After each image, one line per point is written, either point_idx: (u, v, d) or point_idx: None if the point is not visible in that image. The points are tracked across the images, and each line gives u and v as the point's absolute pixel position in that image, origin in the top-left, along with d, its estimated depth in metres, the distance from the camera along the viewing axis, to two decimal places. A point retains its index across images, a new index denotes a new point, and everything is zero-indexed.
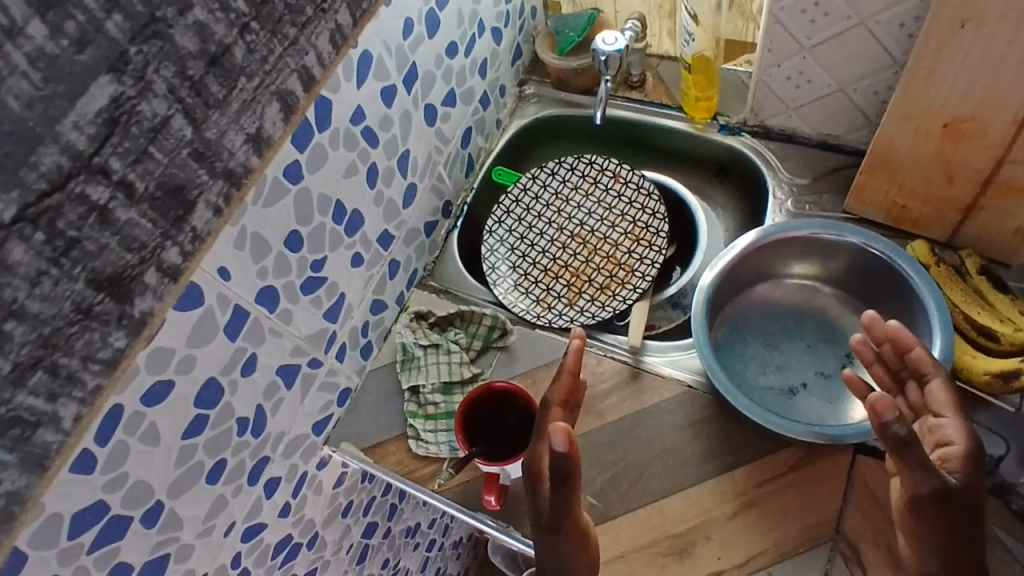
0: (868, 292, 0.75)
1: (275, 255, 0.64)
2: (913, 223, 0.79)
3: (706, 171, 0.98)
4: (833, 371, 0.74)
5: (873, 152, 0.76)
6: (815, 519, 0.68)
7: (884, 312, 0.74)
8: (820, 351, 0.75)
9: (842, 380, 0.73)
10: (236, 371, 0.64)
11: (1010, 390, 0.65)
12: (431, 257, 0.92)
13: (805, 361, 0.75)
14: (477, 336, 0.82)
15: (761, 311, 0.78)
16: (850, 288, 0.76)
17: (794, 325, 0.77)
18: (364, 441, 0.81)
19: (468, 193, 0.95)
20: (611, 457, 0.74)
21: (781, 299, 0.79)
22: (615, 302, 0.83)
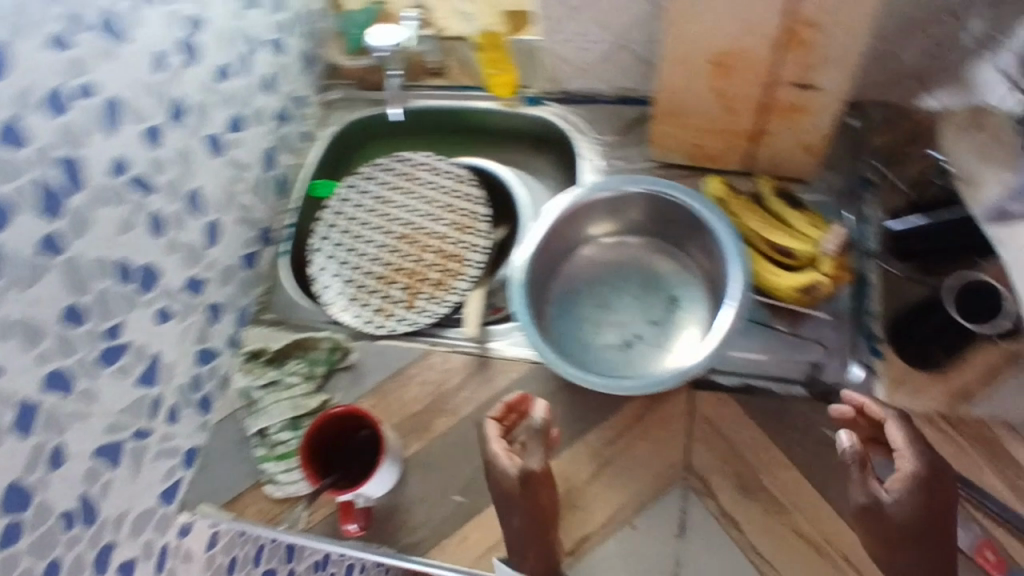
0: (678, 235, 0.78)
1: (54, 336, 0.59)
2: (712, 159, 0.82)
3: (526, 143, 0.97)
4: (661, 317, 0.76)
5: (660, 100, 0.77)
6: (665, 463, 0.71)
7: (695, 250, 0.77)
8: (647, 300, 0.78)
9: (670, 324, 0.76)
10: (42, 468, 0.59)
11: (815, 301, 0.68)
12: (261, 290, 0.88)
13: (636, 312, 0.77)
14: (318, 362, 0.79)
15: (590, 273, 0.79)
16: (663, 235, 0.79)
17: (620, 280, 0.79)
18: (221, 497, 0.77)
19: (289, 215, 0.90)
20: (470, 451, 0.74)
21: (605, 257, 0.80)
22: (452, 296, 0.82)
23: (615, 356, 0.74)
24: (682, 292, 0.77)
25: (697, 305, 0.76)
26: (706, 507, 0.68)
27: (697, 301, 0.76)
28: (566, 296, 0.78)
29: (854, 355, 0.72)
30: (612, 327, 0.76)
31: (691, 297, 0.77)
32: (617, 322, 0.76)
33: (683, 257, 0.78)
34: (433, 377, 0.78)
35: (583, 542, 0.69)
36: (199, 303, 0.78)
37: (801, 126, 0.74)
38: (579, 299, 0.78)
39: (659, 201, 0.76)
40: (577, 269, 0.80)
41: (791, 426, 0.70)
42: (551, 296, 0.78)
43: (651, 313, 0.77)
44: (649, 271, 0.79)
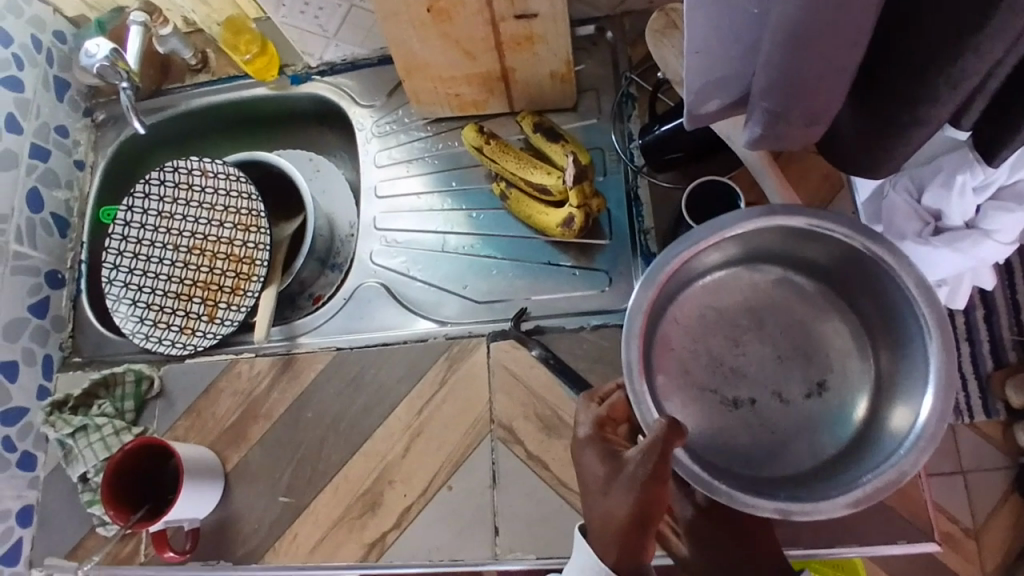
0: (840, 278, 0.59)
1: None
2: (474, 105, 0.80)
3: (311, 122, 0.94)
4: (795, 395, 0.59)
5: (397, 57, 0.73)
6: (471, 419, 0.71)
7: (830, 300, 0.61)
8: (785, 365, 0.60)
9: (825, 398, 0.59)
10: None
11: (575, 233, 0.69)
12: (66, 333, 0.86)
13: (768, 376, 0.60)
14: (126, 397, 0.78)
15: (703, 320, 0.61)
16: (827, 270, 0.60)
17: (748, 318, 0.61)
18: (62, 549, 0.77)
19: (77, 250, 0.88)
20: (289, 451, 0.74)
21: (695, 311, 0.61)
22: (247, 300, 0.80)
23: (722, 415, 0.59)
24: (846, 330, 0.60)
25: (843, 381, 0.59)
26: (514, 454, 0.70)
27: (851, 354, 0.59)
28: (683, 364, 0.60)
29: (635, 276, 0.73)
30: (732, 377, 0.60)
31: (842, 382, 0.59)
32: (733, 378, 0.60)
33: (856, 264, 0.57)
34: (243, 385, 0.77)
35: (404, 515, 0.70)
36: None
37: (538, 54, 0.73)
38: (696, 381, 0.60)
39: (846, 256, 0.57)
40: (682, 326, 0.61)
41: (585, 357, 0.71)
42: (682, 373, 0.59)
43: (788, 385, 0.59)
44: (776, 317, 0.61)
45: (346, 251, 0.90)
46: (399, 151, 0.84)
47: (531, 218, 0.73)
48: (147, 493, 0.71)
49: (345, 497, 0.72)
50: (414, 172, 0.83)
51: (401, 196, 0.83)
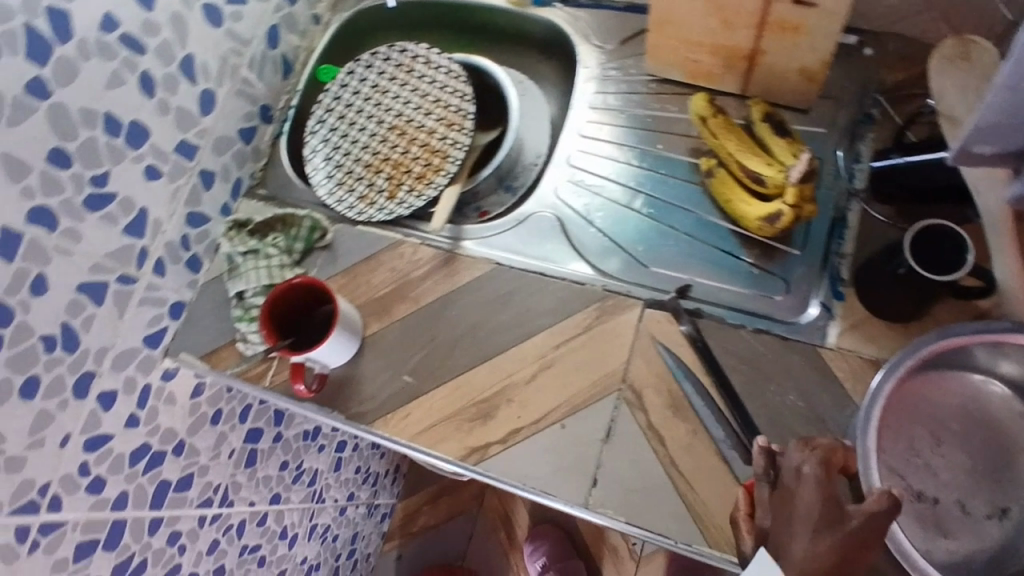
0: None
1: (38, 174, 0.65)
2: (707, 78, 0.79)
3: (534, 47, 0.95)
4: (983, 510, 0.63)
5: (655, 6, 0.74)
6: (604, 371, 0.72)
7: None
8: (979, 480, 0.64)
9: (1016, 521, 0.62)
10: (24, 292, 0.66)
11: (776, 231, 0.68)
12: (259, 165, 0.91)
13: (958, 484, 0.63)
14: (298, 239, 0.83)
15: (913, 411, 0.66)
16: None
17: (956, 429, 0.65)
18: (199, 350, 0.84)
19: (290, 95, 0.94)
20: (423, 339, 0.78)
21: (916, 404, 0.66)
22: (430, 190, 0.84)
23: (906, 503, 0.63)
24: None
25: None
26: (635, 420, 0.69)
27: None
28: (886, 444, 0.65)
29: (815, 295, 0.71)
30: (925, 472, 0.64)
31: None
32: (927, 474, 0.64)
33: None
34: (402, 265, 0.81)
35: (511, 434, 0.72)
36: (191, 168, 0.81)
37: (798, 45, 0.71)
38: (892, 463, 0.64)
39: None
40: (896, 411, 0.66)
41: (735, 354, 0.70)
42: (882, 452, 0.64)
43: (973, 500, 0.63)
44: (985, 435, 0.65)
45: (525, 176, 0.90)
46: (615, 98, 0.84)
47: (732, 203, 0.72)
48: (297, 326, 0.76)
49: (461, 398, 0.74)
50: (622, 123, 0.83)
51: (607, 145, 0.82)
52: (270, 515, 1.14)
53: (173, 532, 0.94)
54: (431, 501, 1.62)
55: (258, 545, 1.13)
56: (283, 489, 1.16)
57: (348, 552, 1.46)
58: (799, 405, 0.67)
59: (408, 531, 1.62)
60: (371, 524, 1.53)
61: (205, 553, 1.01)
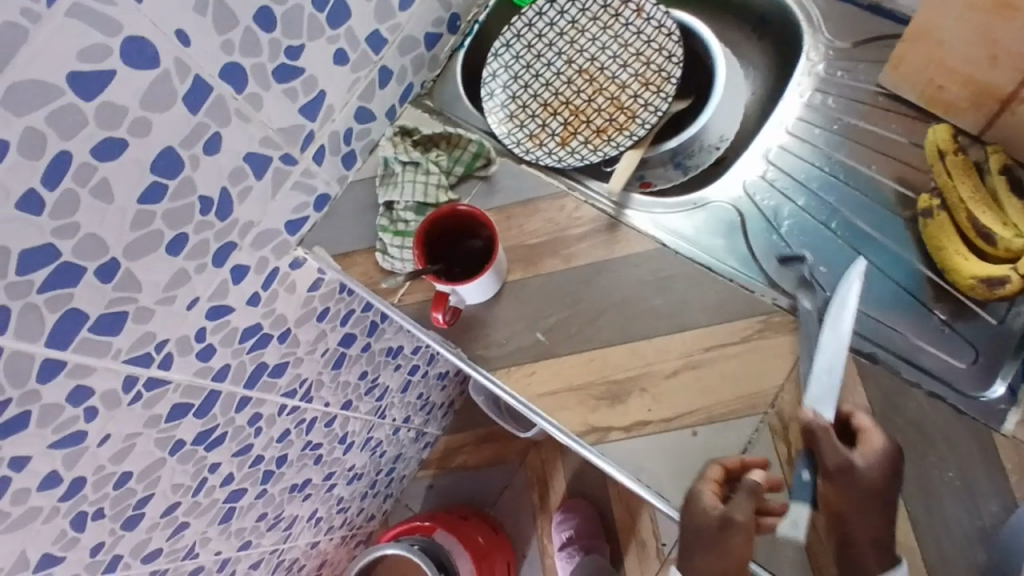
0: None
1: (242, 30, 0.62)
2: (943, 108, 0.71)
3: (745, 19, 0.86)
4: None
5: (918, 16, 0.65)
6: (752, 390, 0.67)
7: None
8: None
9: None
10: (198, 148, 0.64)
11: (991, 297, 0.62)
12: (432, 74, 0.87)
13: None
14: (459, 162, 0.80)
15: None
16: None
17: None
18: (336, 248, 0.82)
19: (480, 11, 0.87)
20: (566, 301, 0.74)
21: None
22: (608, 148, 0.79)
23: None
24: None
25: None
26: (773, 449, 0.66)
27: None
28: None
29: (1003, 375, 0.65)
30: None
31: None
32: None
33: None
34: (561, 219, 0.77)
35: (636, 423, 0.69)
36: (375, 62, 0.77)
37: None
38: None
39: None
40: None
41: (898, 410, 0.65)
42: None
43: None
44: None
45: (700, 158, 0.83)
46: (836, 100, 0.75)
47: (943, 252, 0.65)
48: (448, 252, 0.73)
49: (593, 373, 0.71)
50: (833, 131, 0.74)
51: (815, 147, 0.75)
52: (338, 419, 1.15)
53: (256, 413, 0.94)
54: (475, 443, 1.61)
55: (319, 443, 1.14)
56: (355, 397, 1.16)
57: (389, 470, 1.47)
58: (957, 483, 0.63)
59: (445, 464, 1.63)
60: (415, 448, 1.54)
61: (276, 439, 1.02)
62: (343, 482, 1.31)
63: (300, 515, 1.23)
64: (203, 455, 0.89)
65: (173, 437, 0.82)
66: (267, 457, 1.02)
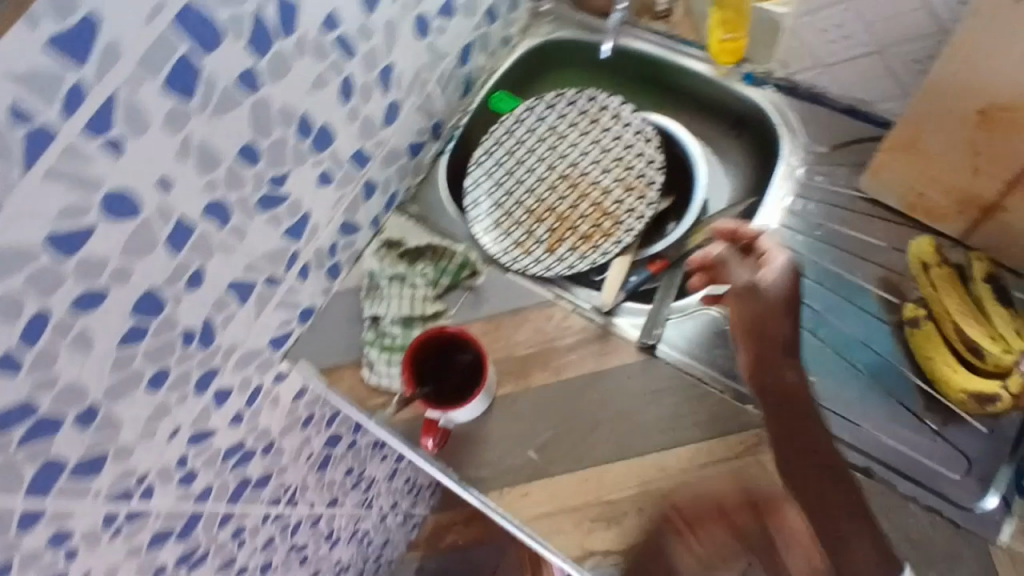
0: None
1: (226, 168, 0.62)
2: (927, 213, 0.72)
3: (724, 122, 0.87)
4: None
5: (900, 128, 0.68)
6: (749, 509, 0.67)
7: None
8: None
9: None
10: (181, 284, 0.63)
11: (983, 412, 0.62)
12: (415, 179, 0.87)
13: None
14: (446, 272, 0.80)
15: None
16: None
17: None
18: (319, 362, 0.80)
19: (463, 115, 0.89)
20: (560, 415, 0.73)
21: None
22: (595, 255, 0.79)
23: None
24: None
25: None
26: None
27: None
28: None
29: (996, 487, 0.64)
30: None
31: None
32: None
33: None
34: (548, 330, 0.77)
35: (633, 545, 0.67)
36: (359, 177, 0.78)
37: None
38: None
39: None
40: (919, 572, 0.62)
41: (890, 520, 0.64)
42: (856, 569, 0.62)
43: None
44: None
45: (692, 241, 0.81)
46: (816, 206, 0.76)
47: (932, 360, 0.66)
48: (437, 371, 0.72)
49: (590, 494, 0.70)
50: (814, 236, 0.75)
51: (801, 256, 0.75)
52: (324, 517, 1.12)
53: (239, 526, 0.91)
54: (466, 521, 1.58)
55: (305, 544, 1.11)
56: (341, 494, 1.13)
57: (376, 557, 1.43)
58: None
59: (435, 545, 1.59)
60: (403, 532, 1.50)
61: (260, 547, 0.98)
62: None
63: None
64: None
65: (153, 563, 0.79)
66: (251, 566, 0.99)
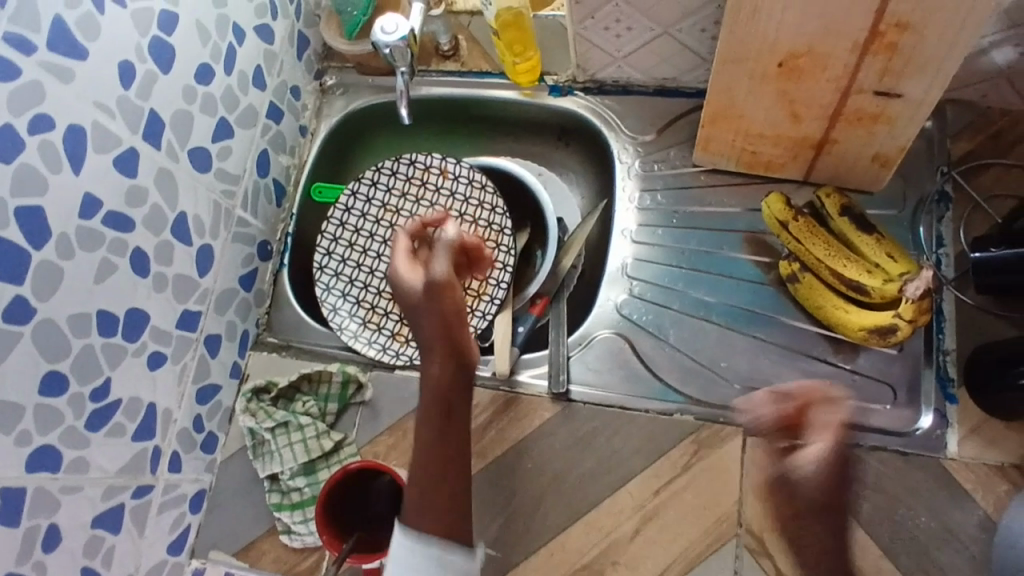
0: None
1: (33, 411, 0.53)
2: (766, 166, 0.73)
3: (549, 135, 0.85)
4: None
5: (712, 100, 0.68)
6: (715, 517, 0.65)
7: None
8: None
9: None
10: (37, 552, 0.54)
11: (888, 345, 0.63)
12: (263, 309, 0.79)
13: None
14: (330, 398, 0.73)
15: None
16: None
17: None
18: (231, 544, 0.71)
19: (287, 222, 0.82)
20: (500, 498, 0.68)
21: None
22: (475, 321, 0.76)
23: None
24: None
25: None
26: (761, 570, 0.63)
27: None
28: None
29: (925, 401, 0.66)
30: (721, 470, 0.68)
31: None
32: None
33: None
34: None
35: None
36: (197, 338, 0.70)
37: (876, 135, 0.65)
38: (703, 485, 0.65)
39: None
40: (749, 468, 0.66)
41: None
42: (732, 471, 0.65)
43: None
44: None
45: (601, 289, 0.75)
46: (664, 194, 0.76)
47: (825, 309, 0.66)
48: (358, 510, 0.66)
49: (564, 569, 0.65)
50: (673, 224, 0.75)
51: (667, 247, 0.75)
52: None
53: None
54: None
55: None
56: None
57: None
58: (932, 525, 0.62)
59: None
60: None
61: None
62: None
63: None
64: None
65: None
66: None
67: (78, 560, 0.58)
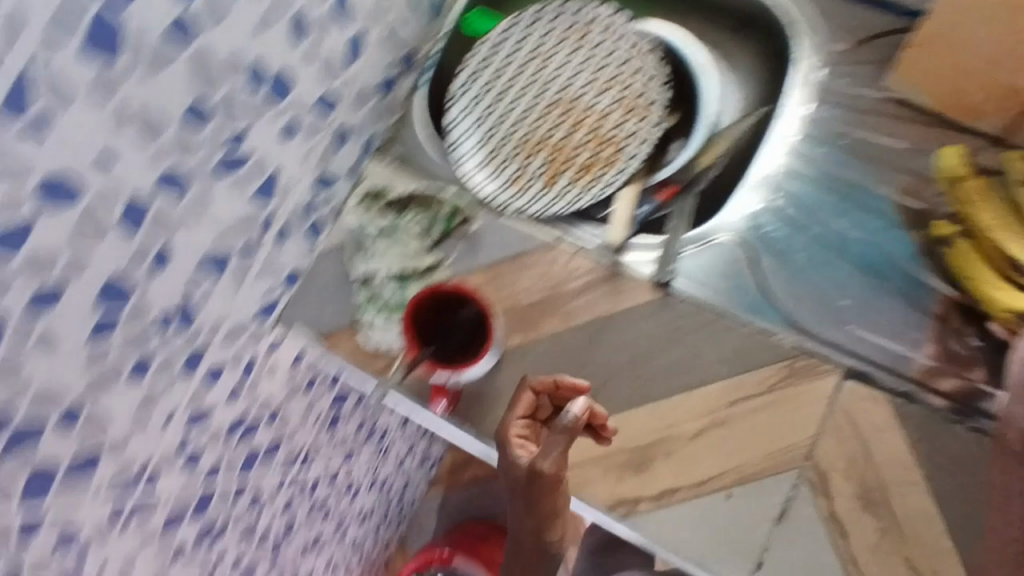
0: None
1: (173, 132, 0.55)
2: (963, 111, 0.67)
3: (728, 25, 0.82)
4: None
5: (934, 21, 0.61)
6: (783, 446, 0.63)
7: None
8: None
9: None
10: (148, 266, 0.57)
11: None
12: (392, 119, 0.78)
13: None
14: (438, 220, 0.73)
15: None
16: None
17: None
18: (314, 325, 0.75)
19: (436, 42, 0.80)
20: (575, 361, 0.68)
21: None
22: (597, 186, 0.73)
23: None
24: None
25: None
26: (816, 504, 0.62)
27: None
28: None
29: None
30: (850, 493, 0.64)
31: None
32: None
33: None
34: (555, 274, 0.70)
35: (667, 491, 0.64)
36: (328, 124, 0.70)
37: None
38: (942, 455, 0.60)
39: None
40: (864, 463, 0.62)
41: (934, 445, 0.61)
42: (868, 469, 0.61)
43: None
44: None
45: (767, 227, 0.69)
46: (841, 111, 0.72)
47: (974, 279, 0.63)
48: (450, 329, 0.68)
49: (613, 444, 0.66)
50: (836, 148, 0.72)
51: (822, 166, 0.72)
52: (342, 470, 1.13)
53: (255, 494, 0.90)
54: None
55: (324, 499, 1.12)
56: (356, 447, 1.14)
57: (400, 498, 1.49)
58: None
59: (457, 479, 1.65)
60: (424, 473, 1.56)
61: (282, 507, 0.99)
62: (356, 523, 1.31)
63: (317, 567, 1.22)
64: (207, 548, 0.85)
65: (173, 543, 0.77)
66: (272, 531, 0.99)
67: (178, 289, 0.61)
